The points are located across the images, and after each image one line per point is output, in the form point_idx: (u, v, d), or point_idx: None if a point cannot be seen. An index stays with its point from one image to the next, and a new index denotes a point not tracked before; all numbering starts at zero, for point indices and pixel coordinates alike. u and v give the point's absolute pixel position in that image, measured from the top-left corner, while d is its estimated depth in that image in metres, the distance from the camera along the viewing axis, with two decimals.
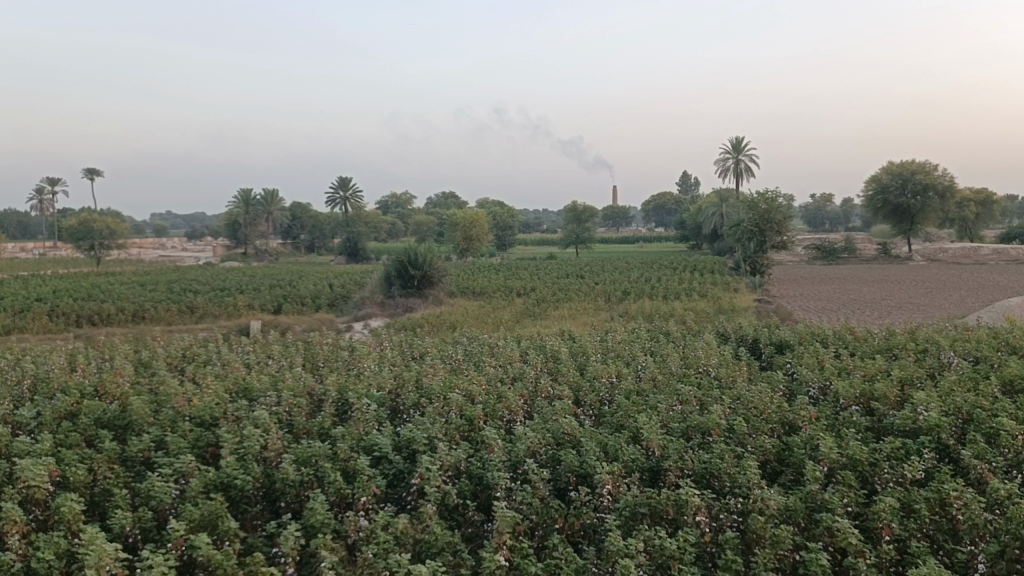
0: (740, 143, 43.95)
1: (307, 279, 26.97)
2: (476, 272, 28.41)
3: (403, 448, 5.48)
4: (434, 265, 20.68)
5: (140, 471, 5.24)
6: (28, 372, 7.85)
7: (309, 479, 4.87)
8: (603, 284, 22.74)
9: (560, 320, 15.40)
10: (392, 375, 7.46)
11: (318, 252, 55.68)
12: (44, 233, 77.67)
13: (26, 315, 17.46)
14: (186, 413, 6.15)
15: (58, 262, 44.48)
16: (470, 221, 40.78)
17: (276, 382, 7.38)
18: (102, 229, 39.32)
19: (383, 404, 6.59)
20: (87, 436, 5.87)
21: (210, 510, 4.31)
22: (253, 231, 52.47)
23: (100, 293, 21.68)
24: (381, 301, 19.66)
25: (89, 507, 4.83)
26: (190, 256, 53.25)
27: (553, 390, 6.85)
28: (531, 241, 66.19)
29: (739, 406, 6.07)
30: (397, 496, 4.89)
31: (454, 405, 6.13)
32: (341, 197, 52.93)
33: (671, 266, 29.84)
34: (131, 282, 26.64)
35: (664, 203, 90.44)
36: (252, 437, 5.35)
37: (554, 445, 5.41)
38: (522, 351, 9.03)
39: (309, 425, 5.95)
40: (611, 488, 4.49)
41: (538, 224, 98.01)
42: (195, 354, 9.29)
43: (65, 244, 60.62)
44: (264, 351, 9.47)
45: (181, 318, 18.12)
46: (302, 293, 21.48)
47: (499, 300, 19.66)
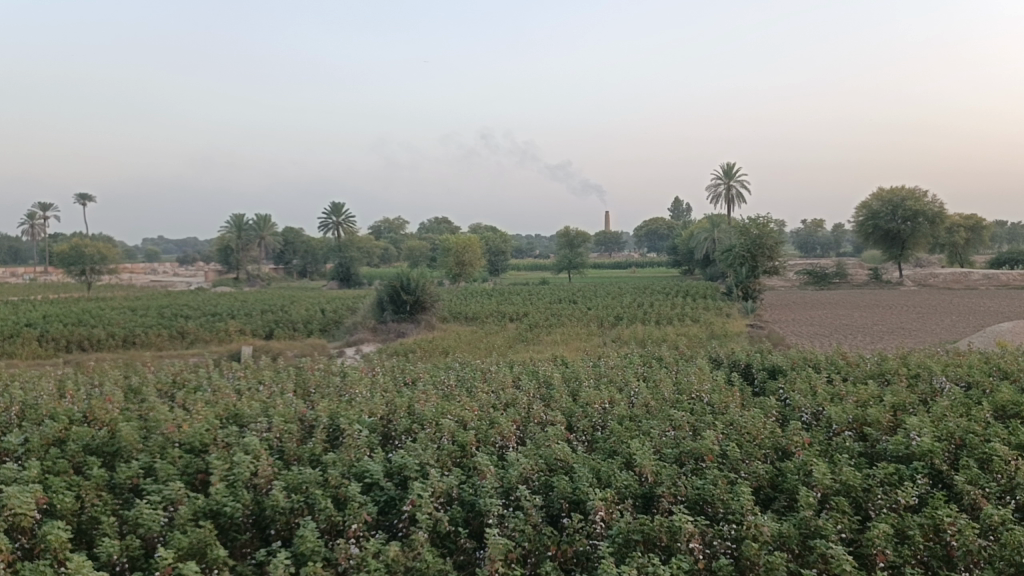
0: (732, 168, 44.25)
1: (299, 303, 26.93)
2: (469, 297, 28.42)
3: (395, 474, 5.43)
4: (427, 289, 20.63)
5: (128, 498, 5.18)
6: (16, 399, 7.75)
7: (300, 507, 4.83)
8: (596, 309, 22.73)
9: (553, 346, 15.38)
10: (384, 401, 7.41)
11: (311, 277, 55.61)
12: (37, 259, 77.87)
13: (16, 340, 17.36)
14: (175, 439, 6.10)
15: (49, 287, 44.31)
16: (464, 246, 40.84)
17: (267, 408, 7.33)
18: (93, 254, 39.32)
19: (374, 430, 6.55)
20: (75, 463, 5.83)
21: (199, 538, 4.27)
22: (245, 256, 52.45)
23: (92, 318, 21.64)
24: (373, 326, 19.64)
25: (77, 535, 4.78)
26: (183, 281, 53.10)
27: (546, 415, 6.83)
28: (524, 265, 66.29)
29: (732, 432, 6.07)
30: (389, 523, 4.86)
31: (447, 431, 6.11)
32: (334, 222, 52.90)
33: (663, 291, 29.87)
34: (123, 307, 26.50)
35: (657, 228, 91.11)
36: (242, 463, 5.31)
37: (546, 471, 5.37)
38: (515, 376, 9.01)
39: (299, 451, 5.92)
40: (604, 514, 4.46)
41: (530, 250, 98.10)
42: (185, 380, 9.23)
43: (57, 270, 60.58)
44: (255, 376, 9.42)
45: (172, 343, 18.04)
46: (294, 318, 21.45)
47: (492, 325, 19.64)
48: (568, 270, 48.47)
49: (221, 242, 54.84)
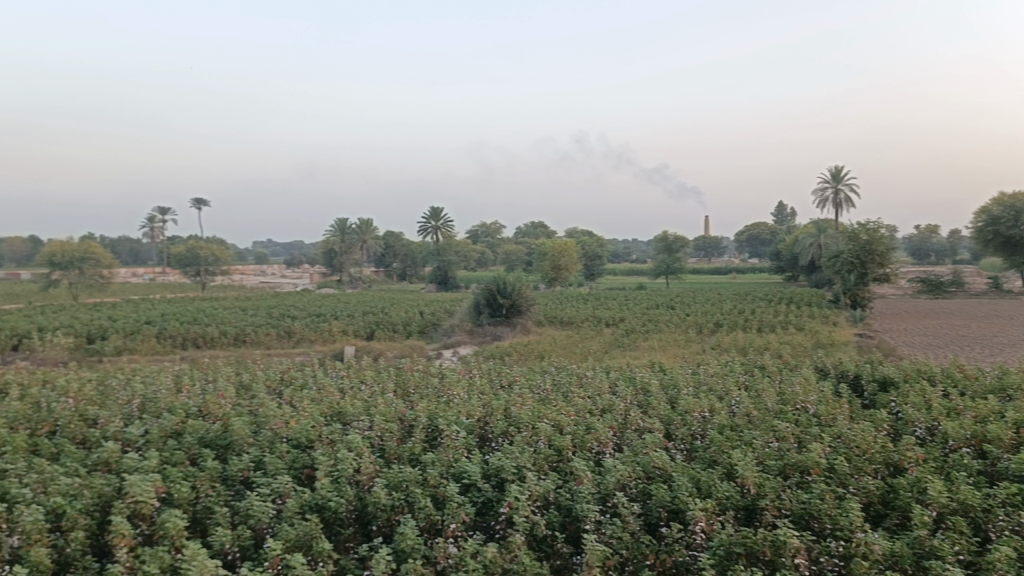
0: (839, 172, 42.62)
1: (399, 305, 27.55)
2: (565, 302, 28.40)
3: (492, 476, 5.48)
4: (524, 293, 20.73)
5: (240, 490, 5.43)
6: (138, 392, 8.22)
7: (401, 504, 4.95)
8: (694, 315, 22.34)
9: (651, 352, 15.22)
10: (481, 403, 7.47)
11: (410, 280, 56.77)
12: (155, 260, 82.60)
13: (137, 337, 18.39)
14: (284, 434, 6.36)
15: (167, 287, 46.83)
16: (560, 251, 40.86)
17: (368, 407, 7.52)
18: (208, 255, 41.49)
19: (471, 432, 6.62)
20: (191, 454, 6.14)
21: (306, 531, 4.44)
22: (348, 259, 54.15)
23: (205, 317, 22.75)
24: (469, 329, 19.91)
25: (192, 524, 5.01)
26: (289, 283, 55.18)
27: (644, 422, 6.75)
28: (621, 270, 65.68)
29: (840, 445, 5.85)
30: (486, 525, 4.91)
31: (543, 435, 6.12)
32: (432, 226, 53.84)
33: (765, 298, 29.09)
34: (235, 306, 27.76)
35: (758, 233, 88.79)
36: (346, 460, 5.48)
37: (644, 479, 5.31)
38: (612, 382, 8.93)
39: (399, 450, 6.05)
40: (705, 525, 4.37)
41: (626, 254, 97.08)
42: (292, 378, 9.57)
43: (174, 271, 64.09)
44: (357, 376, 9.68)
45: (279, 342, 18.75)
46: (394, 320, 21.92)
47: (588, 330, 19.58)
48: (666, 276, 47.79)
49: (325, 245, 56.67)
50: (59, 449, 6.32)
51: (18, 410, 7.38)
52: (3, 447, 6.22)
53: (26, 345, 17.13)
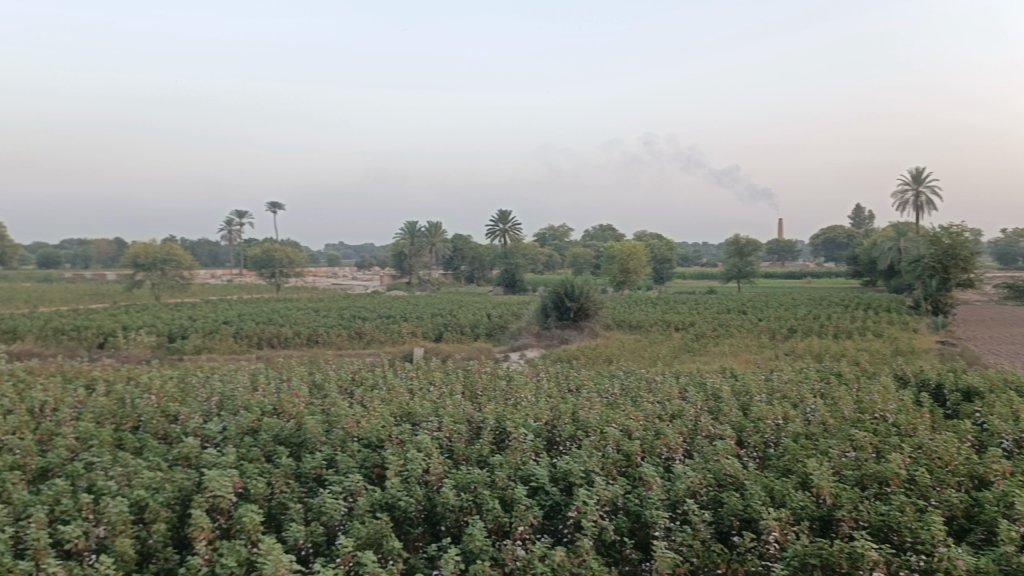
0: (920, 174, 41.19)
1: (467, 308, 27.77)
2: (634, 305, 28.17)
3: (560, 480, 5.47)
4: (592, 296, 20.64)
5: (313, 488, 5.55)
6: (216, 390, 8.49)
7: (469, 506, 4.98)
8: (767, 320, 21.89)
9: (722, 357, 14.97)
10: (549, 407, 7.47)
11: (478, 283, 57.16)
12: (233, 262, 85.22)
13: (215, 336, 18.99)
14: (355, 433, 6.48)
15: (244, 288, 48.23)
16: (628, 254, 40.54)
17: (437, 408, 7.60)
18: (282, 258, 42.59)
19: (539, 435, 6.63)
20: (266, 451, 6.31)
21: (376, 530, 4.51)
22: (417, 261, 54.82)
23: (280, 317, 23.34)
24: (537, 332, 19.94)
25: (267, 519, 5.15)
26: (360, 285, 56.21)
27: (715, 428, 6.64)
28: (691, 274, 64.80)
29: (920, 456, 5.65)
30: (554, 529, 4.90)
31: (612, 439, 6.08)
32: (501, 229, 54.08)
33: (841, 303, 28.31)
34: (308, 307, 28.41)
35: (834, 237, 86.49)
36: (415, 460, 5.55)
37: (715, 486, 5.23)
38: (682, 387, 8.81)
39: (467, 451, 6.09)
40: (778, 535, 4.28)
41: (696, 257, 95.77)
42: (363, 378, 9.75)
43: (250, 274, 66.00)
44: (426, 377, 9.78)
45: (350, 343, 19.11)
46: (462, 322, 22.09)
47: (657, 334, 19.37)
48: (737, 280, 46.96)
49: (395, 248, 57.51)
50: (142, 443, 6.56)
51: (104, 406, 7.70)
52: (91, 441, 6.50)
53: (112, 343, 17.88)
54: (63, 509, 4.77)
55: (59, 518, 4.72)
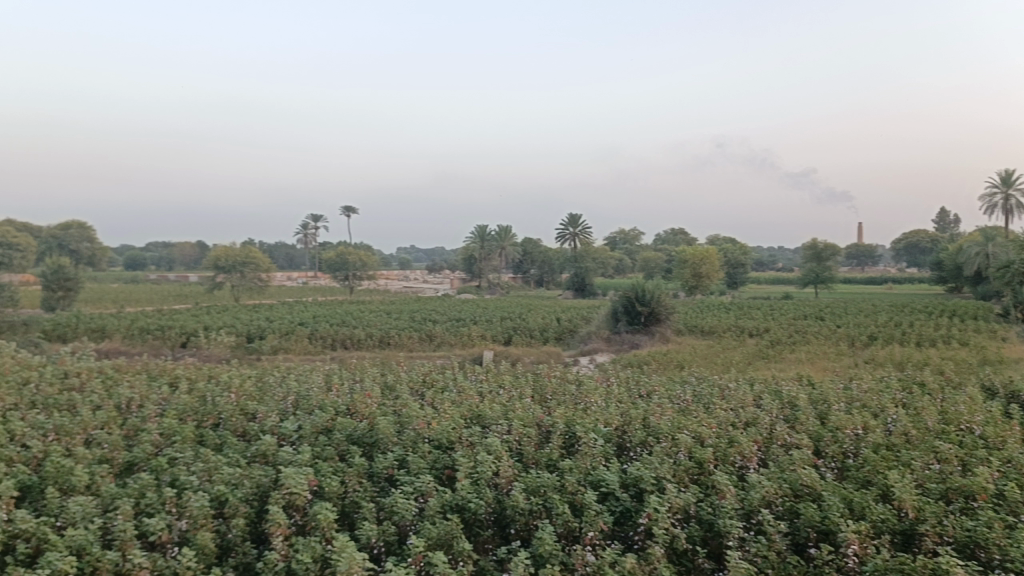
0: (1010, 176, 39.46)
1: (537, 311, 27.80)
2: (706, 311, 27.73)
3: (631, 486, 5.42)
4: (663, 301, 20.40)
5: (385, 487, 5.63)
6: (292, 390, 8.70)
7: (538, 509, 4.98)
8: (845, 327, 21.26)
9: (797, 365, 14.60)
10: (619, 412, 7.41)
11: (547, 287, 57.16)
12: (308, 266, 87.27)
13: (291, 337, 19.48)
14: (426, 434, 6.55)
15: (318, 291, 49.35)
16: (701, 258, 39.89)
17: (507, 411, 7.62)
18: (356, 261, 43.43)
19: (609, 440, 6.59)
20: (340, 450, 6.44)
21: (447, 531, 4.55)
22: (487, 265, 55.14)
23: (353, 320, 23.79)
24: (607, 337, 19.83)
25: (341, 517, 5.26)
26: (431, 288, 56.80)
27: (791, 437, 6.49)
28: (765, 278, 63.47)
29: (1010, 470, 5.40)
30: (625, 535, 4.87)
31: (684, 446, 5.99)
32: (571, 233, 53.95)
33: (924, 310, 27.30)
34: (380, 310, 28.89)
35: (917, 242, 83.52)
36: (485, 462, 5.57)
37: (791, 496, 5.11)
38: (756, 394, 8.63)
39: (537, 455, 6.10)
40: (857, 548, 4.15)
41: (771, 262, 93.79)
42: (434, 380, 9.84)
43: (325, 277, 67.49)
44: (496, 380, 9.81)
45: (421, 345, 19.33)
46: (531, 326, 22.12)
47: (730, 340, 19.03)
48: (814, 285, 45.76)
49: (466, 252, 57.97)
50: (222, 440, 6.77)
51: (187, 403, 7.98)
52: (174, 437, 6.74)
53: (193, 343, 18.51)
54: (147, 501, 4.96)
55: (144, 510, 4.91)
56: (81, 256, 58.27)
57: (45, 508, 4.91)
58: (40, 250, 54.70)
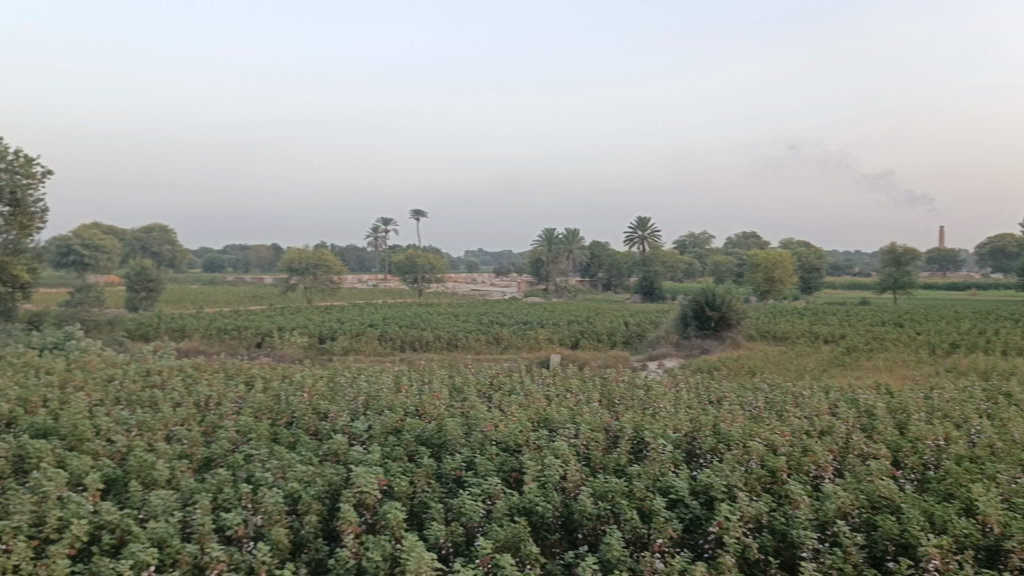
0: None
1: (604, 315, 27.66)
2: (779, 316, 27.14)
3: (700, 493, 5.33)
4: (734, 306, 20.05)
5: (452, 488, 5.67)
6: (362, 390, 8.85)
7: (606, 514, 4.95)
8: (926, 334, 20.52)
9: (875, 373, 14.17)
10: (689, 418, 7.31)
11: (615, 290, 56.83)
12: (378, 268, 88.76)
13: (362, 338, 19.83)
14: (493, 437, 6.58)
15: (388, 293, 50.11)
16: (773, 262, 39.05)
17: (575, 415, 7.59)
18: (425, 264, 43.98)
19: (678, 447, 6.50)
20: (409, 450, 6.52)
21: (514, 533, 4.56)
22: (554, 268, 55.13)
23: (422, 322, 24.08)
24: (676, 341, 19.60)
25: (409, 517, 5.32)
26: (499, 291, 57.11)
27: (868, 447, 6.29)
28: (841, 283, 61.71)
29: None
30: (694, 543, 4.79)
31: (756, 454, 5.88)
32: (639, 236, 53.51)
33: (1011, 317, 26.14)
34: (449, 312, 29.16)
35: (1003, 246, 80.08)
36: (552, 466, 5.56)
37: (867, 507, 4.96)
38: (831, 403, 8.40)
39: (605, 460, 6.06)
40: (939, 564, 3.99)
41: (847, 266, 91.20)
42: (502, 383, 9.88)
43: (394, 279, 68.52)
44: (564, 384, 9.79)
45: (488, 347, 19.45)
46: (599, 330, 22.01)
47: (804, 347, 18.57)
48: (892, 291, 44.29)
49: (533, 255, 58.05)
50: (295, 438, 6.93)
51: (262, 402, 8.20)
52: (250, 434, 6.93)
53: (268, 343, 19.01)
54: (225, 497, 5.11)
55: (221, 505, 5.06)
56: (163, 258, 60.47)
57: (129, 501, 5.11)
58: (124, 252, 57.00)
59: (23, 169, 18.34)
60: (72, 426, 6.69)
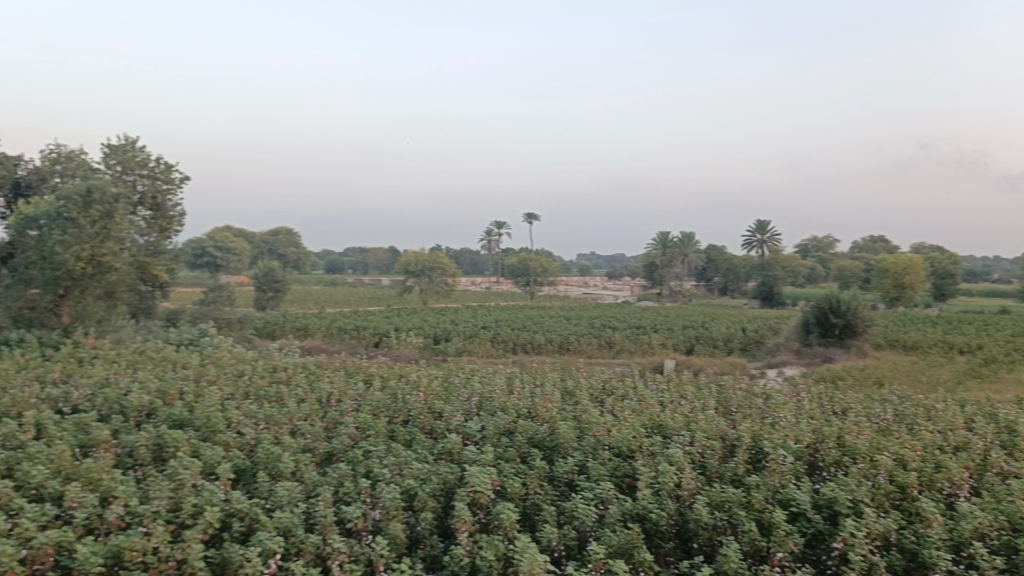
0: None
1: (721, 321, 27.00)
2: (909, 324, 25.75)
3: (823, 507, 5.12)
4: (860, 313, 19.16)
5: (565, 491, 5.66)
6: (476, 391, 8.97)
7: (723, 525, 4.83)
8: None
9: (1017, 386, 13.21)
10: (810, 429, 7.03)
11: (732, 295, 55.41)
12: (491, 272, 89.85)
13: (475, 340, 20.11)
14: (606, 442, 6.53)
15: (501, 296, 50.67)
16: (903, 267, 37.07)
17: (690, 422, 7.44)
18: (537, 267, 44.22)
19: (800, 458, 6.27)
20: (522, 452, 6.56)
21: (627, 539, 4.51)
22: (668, 272, 54.26)
23: (534, 324, 24.21)
24: (797, 349, 18.91)
25: (522, 518, 5.34)
26: (612, 295, 56.71)
27: (1009, 465, 5.88)
28: (979, 290, 57.94)
29: None
30: (816, 559, 4.60)
31: (883, 469, 5.59)
32: (758, 240, 51.97)
33: None
34: (561, 316, 29.16)
35: None
36: (666, 473, 5.46)
37: (1008, 529, 4.63)
38: (967, 417, 7.89)
39: (721, 469, 5.91)
40: None
41: (985, 272, 85.62)
42: (614, 388, 9.78)
43: (507, 282, 69.20)
44: (678, 390, 9.61)
45: (600, 351, 19.33)
46: (715, 335, 21.50)
47: (937, 357, 17.53)
48: None
49: (646, 258, 57.38)
50: (411, 436, 7.10)
51: (380, 399, 8.44)
52: (368, 431, 7.15)
53: (385, 343, 19.57)
54: (345, 491, 5.29)
55: (342, 499, 5.24)
56: (288, 260, 63.25)
57: (257, 491, 5.36)
58: (252, 255, 59.96)
59: (164, 175, 19.66)
60: (205, 418, 7.09)
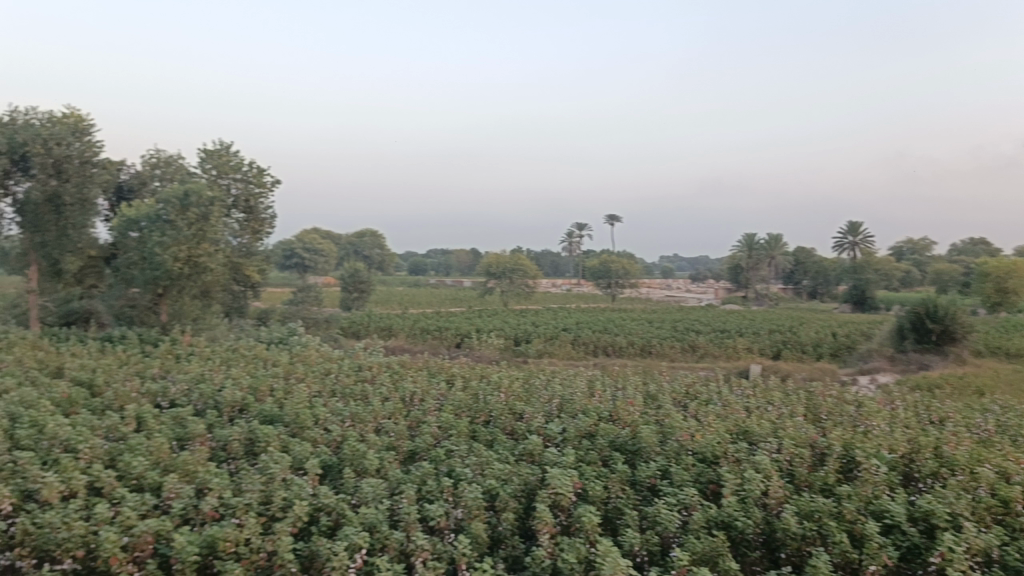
0: None
1: (809, 325, 26.21)
2: (1013, 330, 24.44)
3: (919, 520, 4.91)
4: (959, 318, 18.29)
5: (648, 496, 5.60)
6: (556, 393, 8.96)
7: (812, 535, 4.69)
8: None
9: None
10: (906, 438, 6.75)
11: (821, 299, 53.75)
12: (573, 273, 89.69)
13: (556, 342, 20.10)
14: (690, 447, 6.43)
15: (582, 298, 50.54)
16: (1006, 271, 35.23)
17: (777, 428, 7.26)
18: (619, 269, 43.89)
19: (894, 469, 6.03)
20: (603, 455, 6.51)
21: (711, 547, 4.43)
22: (754, 275, 53.03)
23: (616, 327, 24.03)
24: (891, 355, 18.20)
25: (604, 521, 5.30)
26: (696, 298, 55.80)
27: None
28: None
29: None
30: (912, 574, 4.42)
31: (985, 482, 5.32)
32: (850, 242, 50.25)
33: None
34: (643, 318, 28.85)
35: None
36: (752, 480, 5.34)
37: None
38: None
39: (810, 477, 5.74)
40: None
41: None
42: (698, 393, 9.61)
43: (587, 284, 68.92)
44: (764, 396, 9.37)
45: (683, 355, 19.04)
46: (803, 340, 20.89)
47: None
48: None
49: (732, 260, 56.22)
50: (493, 437, 7.14)
51: (462, 400, 8.52)
52: (450, 431, 7.23)
53: (467, 343, 19.76)
54: (428, 489, 5.37)
55: (425, 497, 5.32)
56: (373, 261, 64.59)
57: (343, 487, 5.49)
58: (339, 256, 61.51)
59: (257, 179, 20.19)
60: (294, 414, 7.31)
